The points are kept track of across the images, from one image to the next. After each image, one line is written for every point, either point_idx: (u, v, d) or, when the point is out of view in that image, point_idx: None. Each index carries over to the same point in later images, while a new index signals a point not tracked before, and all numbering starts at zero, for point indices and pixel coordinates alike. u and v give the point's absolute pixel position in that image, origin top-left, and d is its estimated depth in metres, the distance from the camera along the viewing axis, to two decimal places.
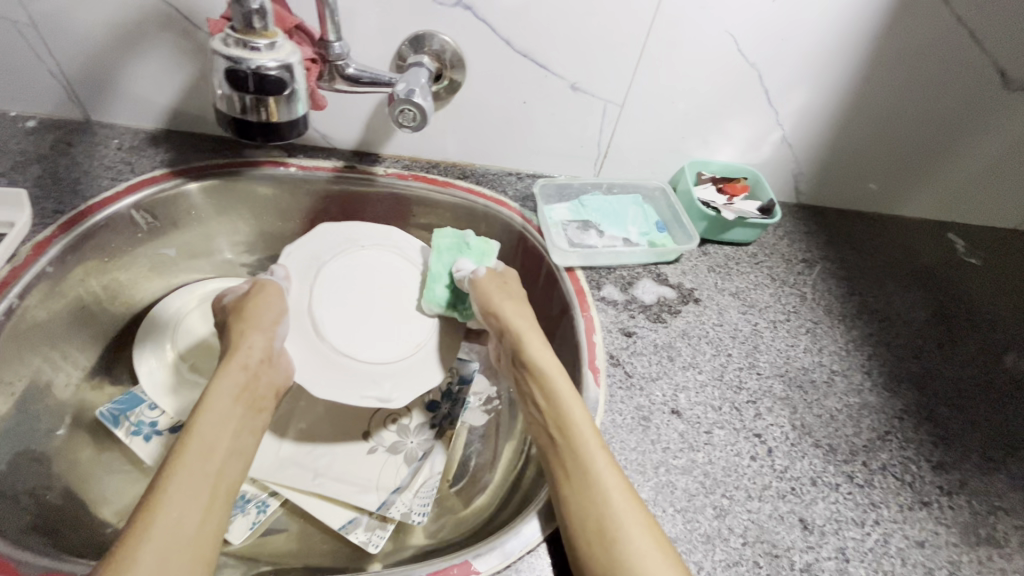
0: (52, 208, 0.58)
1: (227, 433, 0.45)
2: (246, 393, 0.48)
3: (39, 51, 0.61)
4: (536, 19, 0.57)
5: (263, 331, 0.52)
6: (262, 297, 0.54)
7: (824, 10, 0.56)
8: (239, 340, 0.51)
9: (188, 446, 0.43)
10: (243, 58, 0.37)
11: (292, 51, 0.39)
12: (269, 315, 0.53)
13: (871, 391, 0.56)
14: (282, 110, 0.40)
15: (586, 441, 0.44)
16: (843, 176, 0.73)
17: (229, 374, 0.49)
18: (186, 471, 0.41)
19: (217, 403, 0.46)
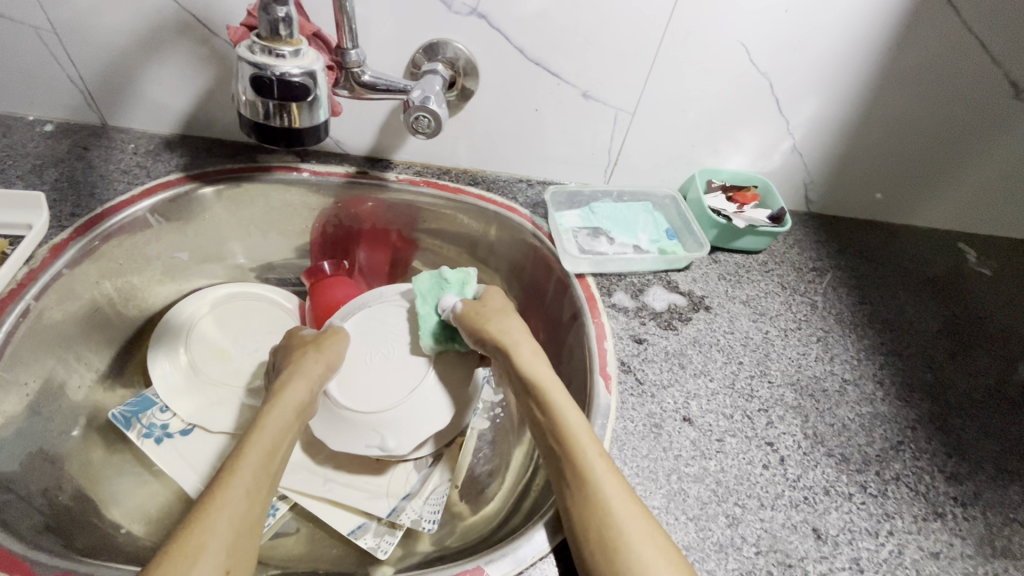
0: (69, 211, 0.59)
1: (287, 437, 0.48)
2: (304, 404, 0.51)
3: (59, 56, 0.62)
4: (549, 28, 0.57)
5: (331, 360, 0.55)
6: (337, 331, 0.58)
7: (836, 20, 0.57)
8: (309, 359, 0.54)
9: (260, 438, 0.45)
10: (268, 64, 0.37)
11: (316, 59, 0.39)
12: (339, 347, 0.57)
13: (883, 401, 0.55)
14: (304, 116, 0.40)
15: (585, 449, 0.44)
16: (853, 185, 0.73)
17: (301, 384, 0.51)
18: (258, 461, 0.44)
19: (283, 406, 0.49)
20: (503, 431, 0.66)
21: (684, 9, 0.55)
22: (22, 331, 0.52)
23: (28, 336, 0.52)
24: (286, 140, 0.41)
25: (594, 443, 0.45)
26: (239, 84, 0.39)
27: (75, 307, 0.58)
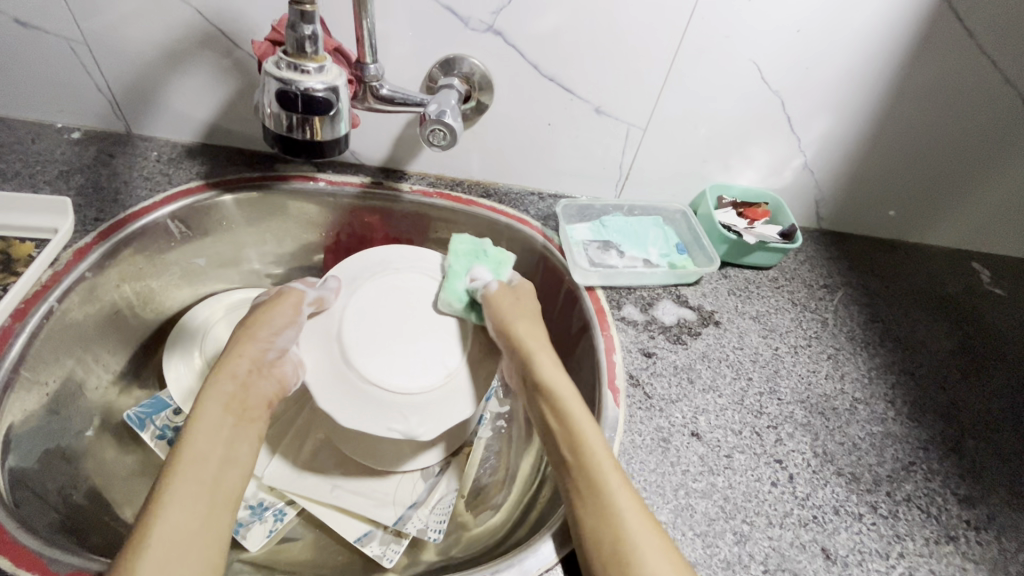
0: (92, 216, 0.60)
1: (218, 440, 0.46)
2: (234, 402, 0.49)
3: (89, 67, 0.64)
4: (564, 45, 0.58)
5: (261, 342, 0.53)
6: (274, 304, 0.56)
7: (849, 40, 0.57)
8: (241, 349, 0.52)
9: (183, 453, 0.44)
10: (294, 80, 0.38)
11: (338, 74, 0.40)
12: (272, 326, 0.54)
13: (894, 420, 0.55)
14: (326, 129, 0.41)
15: (597, 454, 0.44)
16: (865, 203, 0.73)
17: (219, 382, 0.50)
18: (183, 476, 0.42)
19: (206, 413, 0.47)
20: (511, 442, 0.66)
21: (696, 28, 0.56)
22: (46, 332, 0.53)
23: (51, 337, 0.54)
24: (308, 152, 0.42)
25: (605, 450, 0.45)
26: (265, 97, 0.40)
27: (97, 311, 0.59)
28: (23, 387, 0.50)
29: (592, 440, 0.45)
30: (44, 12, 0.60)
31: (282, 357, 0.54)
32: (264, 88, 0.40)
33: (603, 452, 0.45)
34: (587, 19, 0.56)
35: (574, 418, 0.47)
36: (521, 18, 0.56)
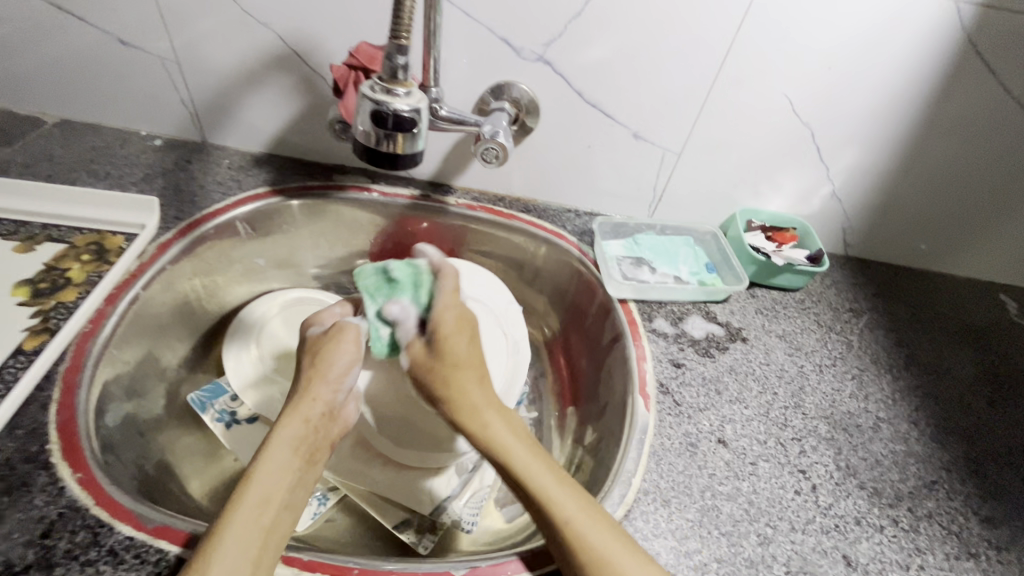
0: (173, 215, 0.67)
1: (287, 484, 0.44)
2: (306, 445, 0.47)
3: (177, 82, 0.71)
4: (608, 76, 0.63)
5: (328, 386, 0.52)
6: (337, 342, 0.55)
7: (876, 78, 0.61)
8: (316, 391, 0.51)
9: (247, 494, 0.42)
10: (389, 102, 0.43)
11: (422, 98, 0.46)
12: (339, 368, 0.53)
13: (917, 440, 0.57)
14: (408, 145, 0.46)
15: (545, 487, 0.44)
16: (891, 232, 0.75)
17: (291, 425, 0.47)
18: (245, 519, 0.40)
19: (275, 455, 0.45)
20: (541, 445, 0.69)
21: (733, 61, 0.61)
22: (131, 316, 0.58)
23: (134, 320, 0.59)
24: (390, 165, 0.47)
25: (561, 485, 0.44)
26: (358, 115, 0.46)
27: (171, 301, 0.65)
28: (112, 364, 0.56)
29: (540, 478, 0.44)
30: (145, 33, 0.67)
31: (345, 400, 0.53)
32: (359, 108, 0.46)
33: (561, 486, 0.44)
34: (632, 51, 0.61)
35: (504, 450, 0.46)
36: (570, 49, 0.61)
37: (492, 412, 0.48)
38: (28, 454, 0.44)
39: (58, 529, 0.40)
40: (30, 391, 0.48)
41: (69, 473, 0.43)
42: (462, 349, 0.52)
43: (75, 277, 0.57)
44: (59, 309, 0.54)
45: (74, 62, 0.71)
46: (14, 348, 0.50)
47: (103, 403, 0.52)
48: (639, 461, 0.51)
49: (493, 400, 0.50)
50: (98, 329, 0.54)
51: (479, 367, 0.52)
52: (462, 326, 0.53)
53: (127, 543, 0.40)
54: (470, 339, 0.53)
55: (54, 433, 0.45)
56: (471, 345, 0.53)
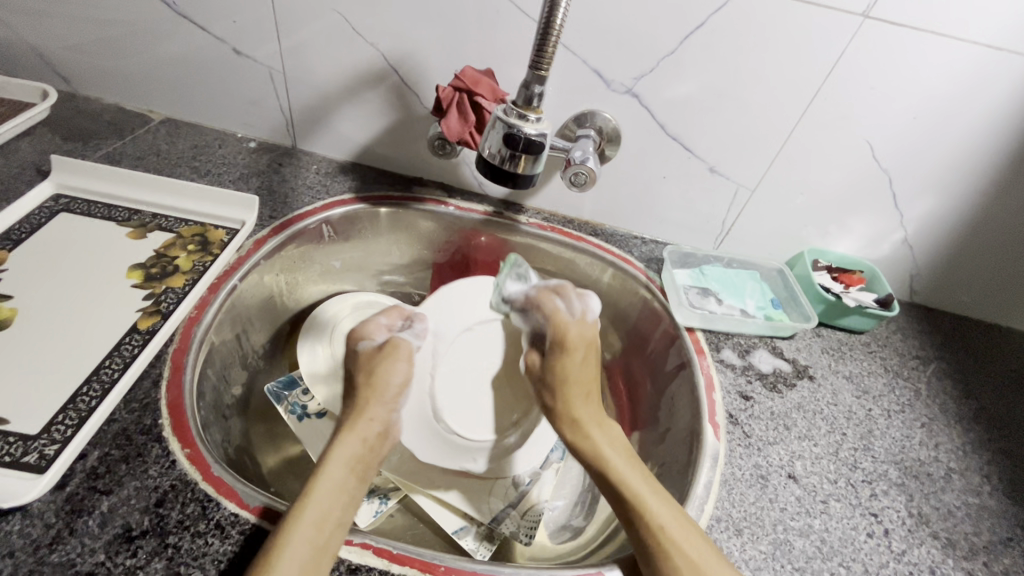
0: (267, 215, 0.71)
1: (337, 502, 0.45)
2: (358, 465, 0.49)
3: (280, 90, 0.75)
4: (692, 112, 0.66)
5: (384, 405, 0.55)
6: (392, 358, 0.58)
7: (961, 131, 0.62)
8: (370, 412, 0.54)
9: (306, 511, 0.42)
10: (522, 125, 0.48)
11: (549, 127, 0.50)
12: (394, 382, 0.57)
13: (990, 495, 0.56)
14: (528, 166, 0.50)
15: (643, 495, 0.48)
16: (960, 283, 0.75)
17: (348, 442, 0.50)
18: (305, 531, 0.41)
19: (332, 472, 0.47)
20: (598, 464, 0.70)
21: (818, 106, 0.63)
22: (227, 306, 0.62)
23: (229, 310, 0.63)
24: (509, 183, 0.50)
25: (654, 493, 0.48)
26: (489, 136, 0.50)
27: (259, 295, 0.68)
28: (210, 349, 0.59)
29: (637, 485, 0.49)
30: (257, 43, 0.71)
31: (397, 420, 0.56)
32: (490, 129, 0.50)
33: (660, 500, 0.48)
34: (719, 90, 0.63)
35: (614, 467, 0.51)
36: (660, 84, 0.64)
37: (609, 426, 0.56)
38: (143, 427, 0.47)
39: (172, 499, 0.43)
40: (144, 367, 0.51)
41: (179, 447, 0.46)
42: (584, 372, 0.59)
43: (185, 264, 0.62)
44: (169, 294, 0.58)
45: (188, 66, 0.76)
46: (130, 326, 0.55)
47: (202, 385, 0.56)
48: (709, 488, 0.52)
49: (605, 419, 0.57)
50: (202, 315, 0.58)
51: (596, 393, 0.59)
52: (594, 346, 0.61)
53: (232, 519, 0.43)
54: (591, 361, 0.60)
55: (166, 409, 0.49)
56: (591, 369, 0.60)
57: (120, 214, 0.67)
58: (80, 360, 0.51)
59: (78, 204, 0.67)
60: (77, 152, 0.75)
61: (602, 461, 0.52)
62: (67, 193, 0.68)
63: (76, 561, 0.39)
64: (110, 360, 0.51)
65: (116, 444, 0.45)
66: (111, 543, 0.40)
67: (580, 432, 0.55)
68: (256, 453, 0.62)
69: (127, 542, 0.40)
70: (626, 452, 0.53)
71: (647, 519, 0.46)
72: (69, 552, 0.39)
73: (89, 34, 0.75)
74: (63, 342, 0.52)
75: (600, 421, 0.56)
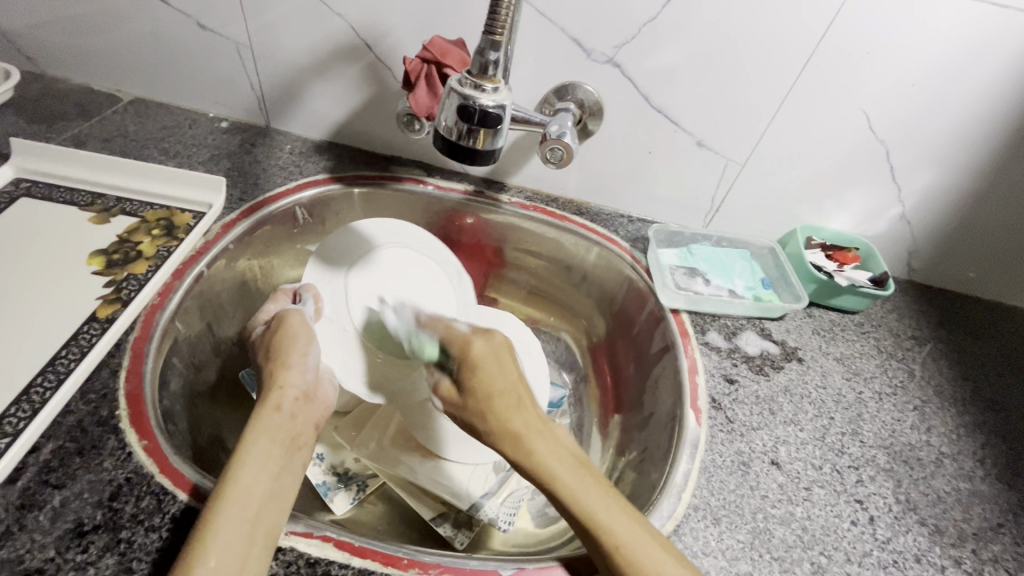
0: (237, 197, 0.68)
1: (266, 475, 0.42)
2: (281, 433, 0.45)
3: (248, 66, 0.72)
4: (676, 81, 0.62)
5: (295, 370, 0.50)
6: (288, 329, 0.54)
7: (962, 98, 0.58)
8: (281, 378, 0.49)
9: (231, 489, 0.40)
10: (476, 96, 0.45)
11: (508, 97, 0.47)
12: (300, 349, 0.53)
13: (983, 480, 0.54)
14: (487, 140, 0.47)
15: (589, 505, 0.42)
16: (960, 259, 0.72)
17: (266, 415, 0.46)
18: (230, 511, 0.39)
19: (254, 448, 0.43)
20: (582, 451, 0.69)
21: (810, 74, 0.59)
22: (194, 292, 0.60)
23: (197, 296, 0.61)
24: (468, 160, 0.48)
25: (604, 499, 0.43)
26: (444, 109, 0.47)
27: (230, 280, 0.66)
28: (177, 337, 0.57)
29: (595, 499, 0.42)
30: (219, 16, 0.68)
31: (317, 379, 0.52)
32: (444, 102, 0.47)
33: (605, 501, 0.42)
34: (706, 58, 0.60)
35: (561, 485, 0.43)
36: (641, 53, 0.60)
37: (554, 431, 0.47)
38: (99, 418, 0.46)
39: (126, 493, 0.42)
40: (102, 358, 0.50)
41: (135, 440, 0.45)
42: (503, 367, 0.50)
43: (148, 249, 0.60)
44: (130, 281, 0.56)
45: (152, 42, 0.72)
46: (89, 314, 0.53)
47: (167, 374, 0.54)
48: (688, 476, 0.50)
49: (545, 418, 0.48)
50: (166, 302, 0.56)
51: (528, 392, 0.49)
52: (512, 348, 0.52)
53: (189, 513, 0.41)
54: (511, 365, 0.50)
55: (124, 401, 0.47)
56: (512, 373, 0.49)
57: (83, 199, 0.65)
58: (36, 350, 0.49)
59: (39, 188, 0.65)
60: (42, 135, 0.73)
61: (544, 471, 0.44)
62: (30, 178, 0.66)
63: (24, 557, 0.38)
64: (66, 350, 0.49)
65: (71, 437, 0.44)
66: (61, 538, 0.39)
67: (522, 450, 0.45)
68: (230, 441, 0.61)
69: (78, 537, 0.39)
70: (573, 467, 0.44)
71: (609, 534, 0.41)
72: (18, 548, 0.38)
73: (49, 11, 0.71)
74: (18, 332, 0.51)
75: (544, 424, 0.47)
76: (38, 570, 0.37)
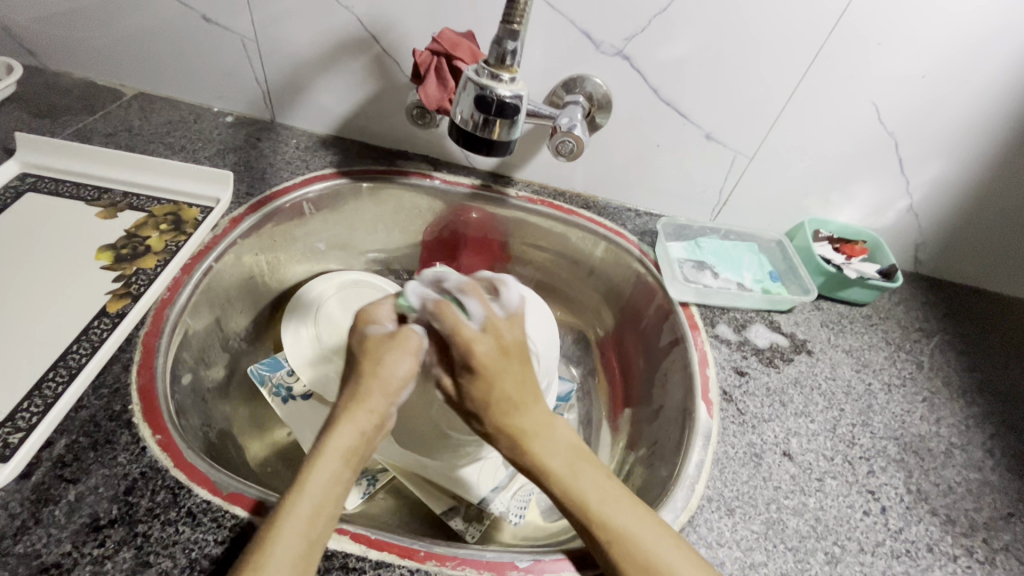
0: (244, 191, 0.68)
1: (335, 494, 0.40)
2: (356, 454, 0.43)
3: (254, 60, 0.71)
4: (686, 73, 0.62)
5: (388, 396, 0.46)
6: (399, 347, 0.48)
7: (972, 89, 0.58)
8: (376, 400, 0.45)
9: (293, 510, 0.38)
10: (494, 85, 0.45)
11: (524, 87, 0.47)
12: (398, 374, 0.47)
13: (993, 470, 0.54)
14: (504, 131, 0.47)
15: (588, 497, 0.43)
16: (966, 252, 0.73)
17: (348, 430, 0.43)
18: (290, 534, 0.37)
19: (327, 465, 0.41)
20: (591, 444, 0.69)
21: (820, 65, 0.59)
22: (203, 287, 0.60)
23: (206, 291, 0.60)
24: (484, 150, 0.48)
25: (602, 490, 0.43)
26: (460, 100, 0.47)
27: (238, 275, 0.66)
28: (186, 329, 0.57)
29: (590, 490, 0.43)
30: (225, 10, 0.67)
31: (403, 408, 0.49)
32: (460, 92, 0.47)
33: (601, 492, 0.43)
34: (717, 48, 0.59)
35: (554, 475, 0.44)
36: (650, 45, 0.60)
37: (558, 425, 0.47)
38: (112, 413, 0.45)
39: (141, 487, 0.41)
40: (113, 352, 0.49)
41: (149, 434, 0.45)
42: (512, 373, 0.47)
43: (156, 244, 0.60)
44: (139, 276, 0.56)
45: (156, 36, 0.72)
46: (99, 309, 0.53)
47: (178, 370, 0.54)
48: (701, 468, 0.50)
49: (548, 413, 0.47)
50: (175, 297, 0.56)
51: (533, 389, 0.48)
52: (517, 348, 0.48)
53: (204, 506, 0.41)
54: (524, 364, 0.48)
55: (136, 395, 0.47)
56: (520, 376, 0.47)
57: (89, 194, 0.65)
58: (46, 345, 0.49)
59: (45, 183, 0.65)
60: (45, 130, 0.72)
61: (545, 469, 0.44)
62: (35, 173, 0.65)
63: (42, 551, 0.37)
64: (77, 345, 0.49)
65: (84, 432, 0.44)
66: (78, 532, 0.39)
67: (522, 452, 0.45)
68: (240, 435, 0.61)
69: (94, 531, 0.39)
70: (575, 463, 0.45)
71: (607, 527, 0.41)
72: (34, 543, 0.38)
73: (52, 5, 0.71)
74: (29, 327, 0.50)
75: (544, 423, 0.46)
76: (55, 564, 0.37)
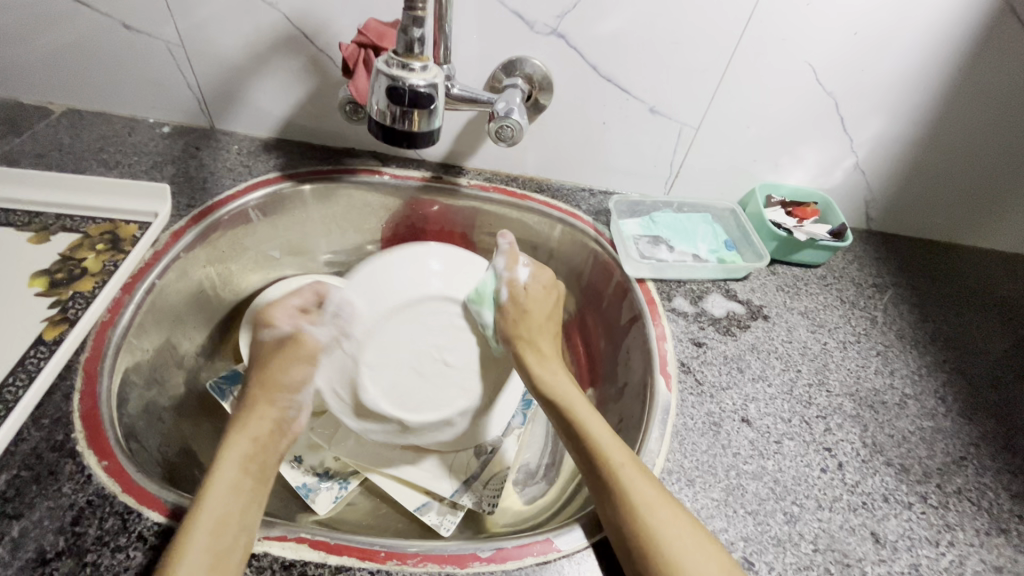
0: (185, 203, 0.66)
1: (241, 498, 0.43)
2: (252, 460, 0.47)
3: (183, 67, 0.69)
4: (624, 47, 0.61)
5: (275, 402, 0.52)
6: (289, 357, 0.54)
7: (905, 43, 0.58)
8: (261, 413, 0.51)
9: (201, 511, 0.40)
10: (403, 76, 0.44)
11: (436, 74, 0.46)
12: (291, 385, 0.54)
13: (945, 416, 0.56)
14: (424, 121, 0.47)
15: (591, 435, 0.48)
16: (914, 206, 0.74)
17: (239, 442, 0.48)
18: (203, 530, 0.39)
19: (224, 472, 0.44)
20: None
21: (754, 30, 0.58)
22: (147, 306, 0.58)
23: (151, 309, 0.59)
24: (405, 143, 0.47)
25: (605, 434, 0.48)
26: (374, 92, 0.46)
27: (186, 291, 0.64)
28: (132, 352, 0.55)
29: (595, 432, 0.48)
30: (144, 16, 0.64)
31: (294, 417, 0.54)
32: (374, 84, 0.46)
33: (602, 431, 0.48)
34: (650, 18, 0.59)
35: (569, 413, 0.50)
36: (583, 23, 0.59)
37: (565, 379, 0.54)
38: (54, 444, 0.44)
39: (88, 516, 0.41)
40: (52, 382, 0.48)
41: (94, 461, 0.44)
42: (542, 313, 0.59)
43: (93, 266, 0.58)
44: (76, 300, 0.54)
45: (75, 49, 0.69)
46: (35, 338, 0.51)
47: (126, 392, 0.53)
48: (661, 441, 0.51)
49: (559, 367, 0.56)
50: (117, 318, 0.55)
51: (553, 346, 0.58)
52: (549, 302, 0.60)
53: (156, 529, 0.41)
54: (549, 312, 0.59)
55: (79, 423, 0.46)
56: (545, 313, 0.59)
57: (19, 219, 0.62)
58: None
59: None
60: None
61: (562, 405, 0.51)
62: None
63: None
64: (13, 376, 0.48)
65: (25, 465, 0.43)
66: (24, 568, 0.38)
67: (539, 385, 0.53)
68: (201, 451, 0.60)
69: (41, 565, 0.38)
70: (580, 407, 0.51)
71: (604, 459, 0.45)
72: None
73: None
74: None
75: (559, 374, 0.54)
76: None
